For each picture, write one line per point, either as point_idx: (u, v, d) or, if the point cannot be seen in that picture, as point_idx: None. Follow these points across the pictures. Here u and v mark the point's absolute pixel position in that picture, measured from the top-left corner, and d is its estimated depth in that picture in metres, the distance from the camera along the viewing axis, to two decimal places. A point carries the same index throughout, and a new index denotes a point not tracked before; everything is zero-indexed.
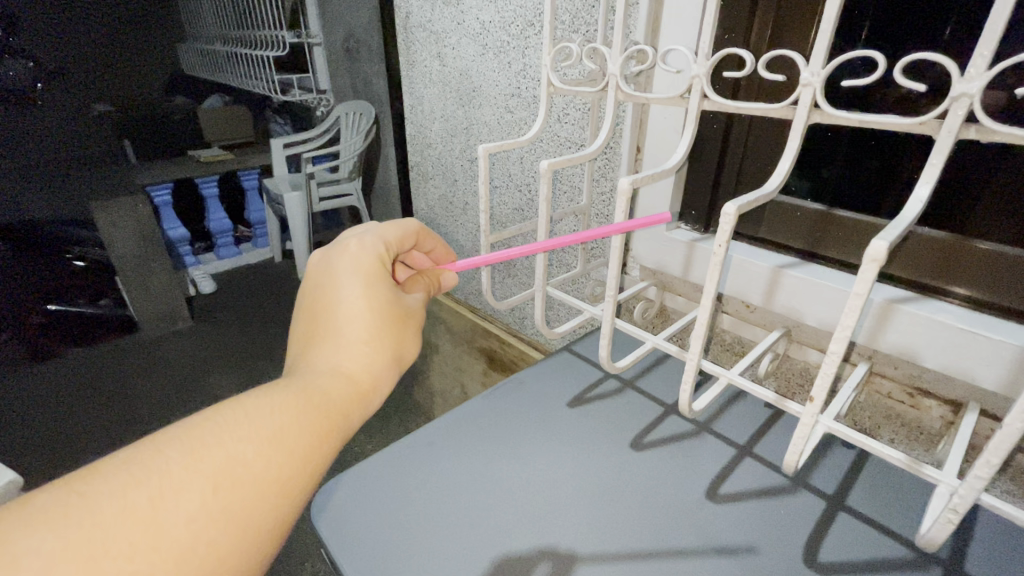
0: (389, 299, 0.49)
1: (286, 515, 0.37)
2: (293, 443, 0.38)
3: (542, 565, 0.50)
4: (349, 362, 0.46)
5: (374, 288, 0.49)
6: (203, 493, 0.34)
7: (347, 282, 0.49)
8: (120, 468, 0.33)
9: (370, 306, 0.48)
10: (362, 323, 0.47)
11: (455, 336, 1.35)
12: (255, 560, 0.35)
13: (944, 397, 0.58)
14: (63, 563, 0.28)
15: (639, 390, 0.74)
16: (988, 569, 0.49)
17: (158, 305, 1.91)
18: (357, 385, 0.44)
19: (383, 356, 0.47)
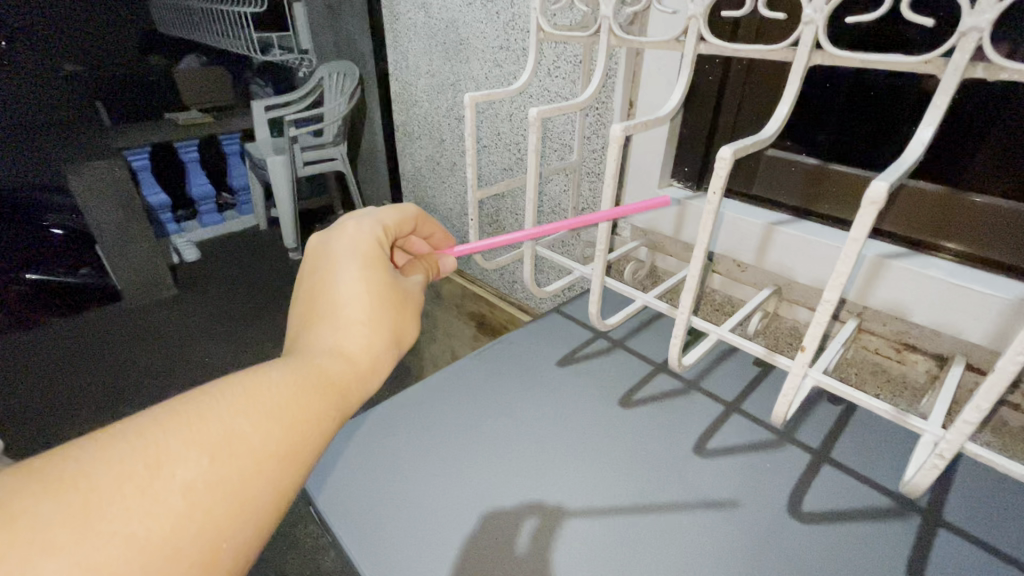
0: (389, 283, 0.48)
1: (286, 493, 0.35)
2: (294, 421, 0.36)
3: (533, 518, 0.51)
4: (348, 341, 0.44)
5: (373, 272, 0.47)
6: (202, 463, 0.31)
7: (346, 264, 0.47)
8: (114, 434, 0.31)
9: (370, 287, 0.46)
10: (362, 303, 0.45)
11: (445, 301, 1.33)
12: (254, 541, 0.32)
13: (930, 352, 0.59)
14: (60, 528, 0.26)
15: (628, 350, 0.73)
16: (964, 516, 0.51)
17: (135, 275, 1.78)
18: (356, 368, 0.42)
19: (383, 336, 0.45)
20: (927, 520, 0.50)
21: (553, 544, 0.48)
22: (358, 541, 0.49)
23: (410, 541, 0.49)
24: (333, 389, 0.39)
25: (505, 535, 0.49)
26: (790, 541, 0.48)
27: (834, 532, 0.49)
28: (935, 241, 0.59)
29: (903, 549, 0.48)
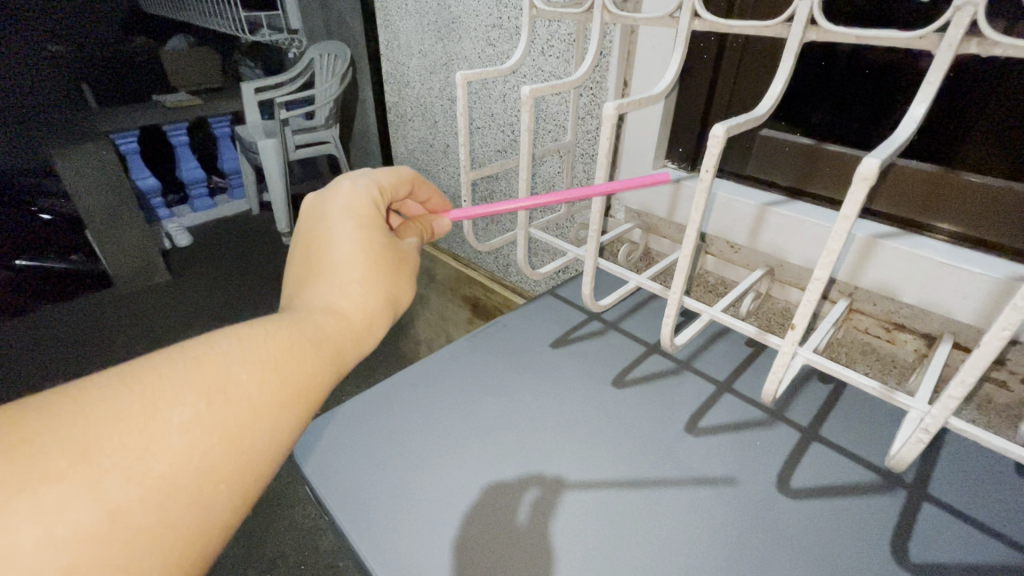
0: (386, 244, 0.48)
1: (283, 440, 0.36)
2: (288, 372, 0.37)
3: (526, 495, 0.51)
4: (344, 299, 0.44)
5: (369, 231, 0.48)
6: (198, 407, 0.32)
7: (341, 223, 0.47)
8: (116, 375, 0.32)
9: (365, 248, 0.46)
10: (356, 262, 0.46)
11: (440, 285, 1.33)
12: (250, 483, 0.34)
13: (919, 331, 0.59)
14: (63, 459, 0.28)
15: (622, 331, 0.74)
16: (948, 490, 0.52)
17: (128, 261, 1.87)
18: (352, 324, 0.43)
19: (378, 296, 0.46)
20: (911, 495, 0.52)
21: (547, 519, 0.49)
22: (354, 519, 0.50)
23: (405, 518, 0.50)
24: (327, 345, 0.40)
25: (500, 512, 0.50)
26: (778, 515, 0.50)
27: (821, 507, 0.50)
28: (926, 220, 0.59)
29: (887, 523, 0.49)
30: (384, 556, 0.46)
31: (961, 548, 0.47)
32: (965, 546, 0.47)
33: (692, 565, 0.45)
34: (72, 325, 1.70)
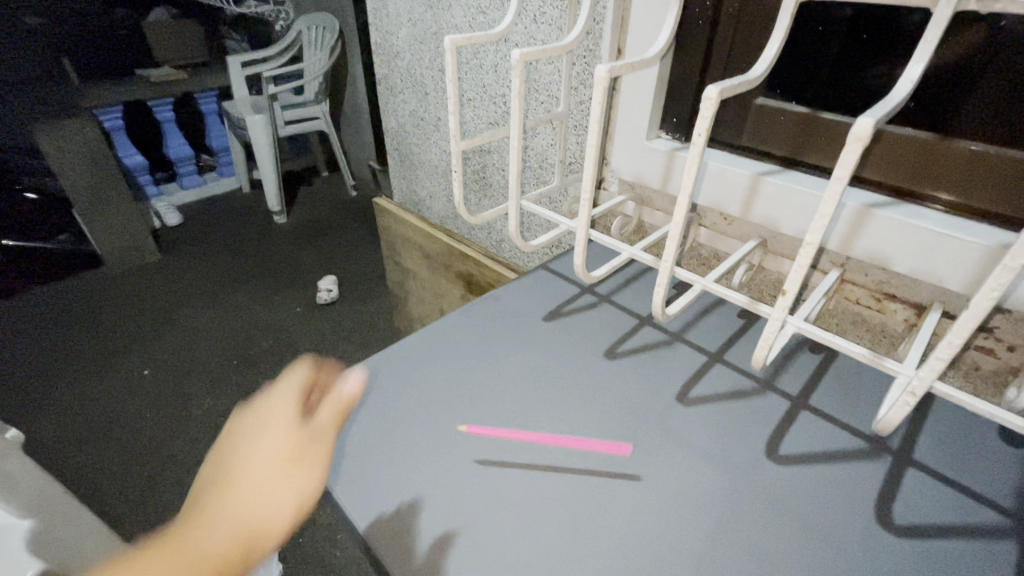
0: (295, 471, 0.39)
1: None
2: None
3: (518, 464, 0.52)
4: (228, 525, 0.36)
5: (281, 461, 0.40)
6: None
7: (258, 445, 0.41)
8: None
9: (267, 476, 0.39)
10: (254, 489, 0.38)
11: (432, 261, 1.33)
12: None
13: (909, 300, 0.60)
14: None
15: (614, 304, 0.74)
16: (933, 456, 0.53)
17: (118, 240, 2.09)
18: (229, 552, 0.35)
19: (272, 519, 0.37)
20: (897, 461, 0.52)
21: (536, 488, 0.50)
22: (347, 490, 0.50)
23: (399, 488, 0.50)
24: None
25: (491, 481, 0.50)
26: (765, 481, 0.50)
27: (809, 473, 0.51)
28: (918, 188, 0.59)
29: (872, 488, 0.50)
30: (379, 525, 0.47)
31: (944, 511, 0.48)
32: (948, 510, 0.48)
33: (679, 529, 0.47)
34: (87, 301, 1.96)
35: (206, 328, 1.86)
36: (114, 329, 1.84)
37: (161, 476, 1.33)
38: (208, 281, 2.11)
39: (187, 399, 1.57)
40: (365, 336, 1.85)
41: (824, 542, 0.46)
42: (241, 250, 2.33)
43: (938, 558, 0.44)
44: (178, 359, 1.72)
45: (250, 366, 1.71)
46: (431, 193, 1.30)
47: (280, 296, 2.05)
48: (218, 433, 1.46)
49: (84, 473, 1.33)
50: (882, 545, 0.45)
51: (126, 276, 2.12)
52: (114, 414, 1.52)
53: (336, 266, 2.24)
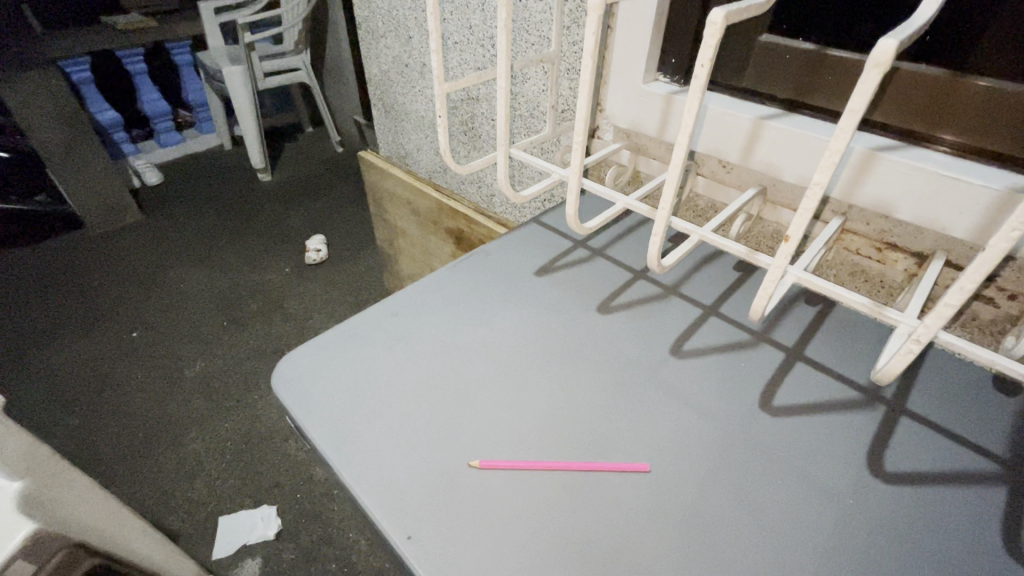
0: None
1: None
2: None
3: (509, 419, 0.51)
4: None
5: None
6: None
7: None
8: None
9: None
10: None
11: (421, 218, 1.29)
12: None
13: (912, 249, 0.58)
14: None
15: (608, 258, 0.71)
16: (927, 404, 0.52)
17: (94, 201, 2.03)
18: None
19: None
20: (890, 410, 0.52)
21: (533, 458, 0.48)
22: (334, 446, 0.49)
23: (388, 444, 0.49)
24: None
25: (490, 472, 0.47)
26: (759, 433, 0.50)
27: (803, 423, 0.51)
28: (931, 131, 0.56)
29: (864, 436, 0.50)
30: (369, 482, 0.46)
31: (934, 458, 0.48)
32: (937, 457, 0.48)
33: (672, 481, 0.46)
34: (69, 267, 1.91)
35: (194, 290, 1.83)
36: (99, 292, 1.81)
37: (158, 436, 1.34)
38: (194, 241, 2.07)
39: (179, 360, 1.56)
40: (358, 295, 1.83)
41: (815, 490, 0.46)
42: (226, 210, 2.27)
43: (923, 505, 0.45)
44: (167, 321, 1.70)
45: (241, 327, 1.69)
46: (418, 145, 1.25)
47: (269, 256, 2.01)
48: (212, 393, 1.46)
49: (78, 434, 1.34)
50: (872, 492, 0.46)
51: (109, 239, 2.07)
52: (105, 376, 1.51)
53: (325, 225, 2.19)
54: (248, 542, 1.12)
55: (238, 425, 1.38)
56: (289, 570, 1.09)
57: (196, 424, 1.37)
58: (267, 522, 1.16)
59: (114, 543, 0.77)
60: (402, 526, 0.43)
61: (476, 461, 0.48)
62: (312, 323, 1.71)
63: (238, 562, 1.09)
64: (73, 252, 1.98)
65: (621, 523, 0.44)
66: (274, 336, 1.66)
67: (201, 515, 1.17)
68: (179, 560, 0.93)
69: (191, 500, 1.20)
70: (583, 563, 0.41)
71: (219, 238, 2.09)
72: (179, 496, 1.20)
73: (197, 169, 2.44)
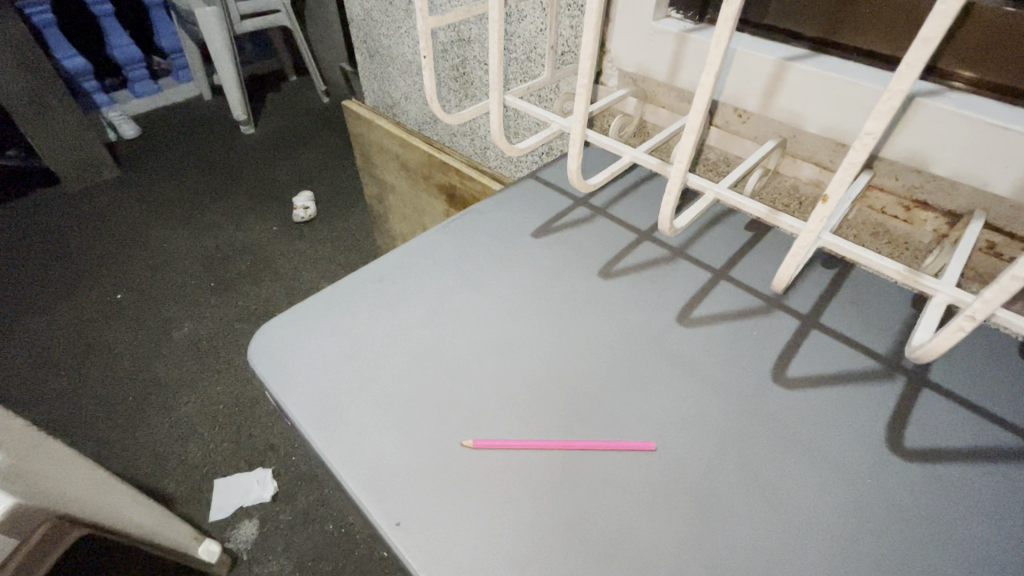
0: None
1: None
2: None
3: (504, 393, 0.48)
4: None
5: None
6: None
7: None
8: None
9: None
10: None
11: (411, 173, 1.22)
12: None
13: (944, 209, 0.53)
14: None
15: (611, 217, 0.66)
16: (950, 375, 0.49)
17: (68, 156, 1.93)
18: None
19: None
20: (911, 381, 0.49)
21: (530, 437, 0.45)
22: (317, 425, 0.45)
23: (374, 421, 0.46)
24: None
25: (484, 452, 0.44)
26: (772, 407, 0.47)
27: (819, 397, 0.48)
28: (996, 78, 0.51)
29: (883, 410, 0.47)
30: (353, 463, 0.43)
31: (957, 434, 0.45)
32: (962, 432, 0.45)
33: (680, 461, 0.43)
34: (46, 226, 1.84)
35: (179, 249, 1.77)
36: (79, 252, 1.74)
37: (148, 401, 1.31)
38: (176, 199, 1.98)
39: (166, 322, 1.52)
40: (349, 255, 1.78)
41: (831, 469, 0.43)
42: (208, 165, 2.17)
43: (945, 484, 0.42)
44: (152, 282, 1.65)
45: (229, 288, 1.64)
46: (406, 94, 1.16)
47: (255, 213, 1.94)
48: (202, 356, 1.43)
49: (66, 398, 1.32)
50: (890, 471, 0.43)
51: (87, 196, 1.98)
52: (90, 339, 1.47)
53: (313, 181, 2.10)
54: (244, 504, 1.13)
55: (229, 388, 1.35)
56: (287, 530, 1.10)
57: (187, 388, 1.35)
58: (263, 485, 1.16)
59: (104, 512, 0.75)
60: (388, 511, 0.40)
61: (470, 440, 0.44)
62: (302, 284, 1.66)
63: (236, 524, 1.10)
64: (50, 210, 1.90)
65: (623, 505, 0.41)
66: (264, 297, 1.61)
67: (196, 478, 1.16)
68: (177, 524, 0.92)
69: (185, 463, 1.19)
70: (583, 547, 0.39)
71: (202, 195, 2.01)
72: (173, 459, 1.19)
73: (178, 126, 2.35)
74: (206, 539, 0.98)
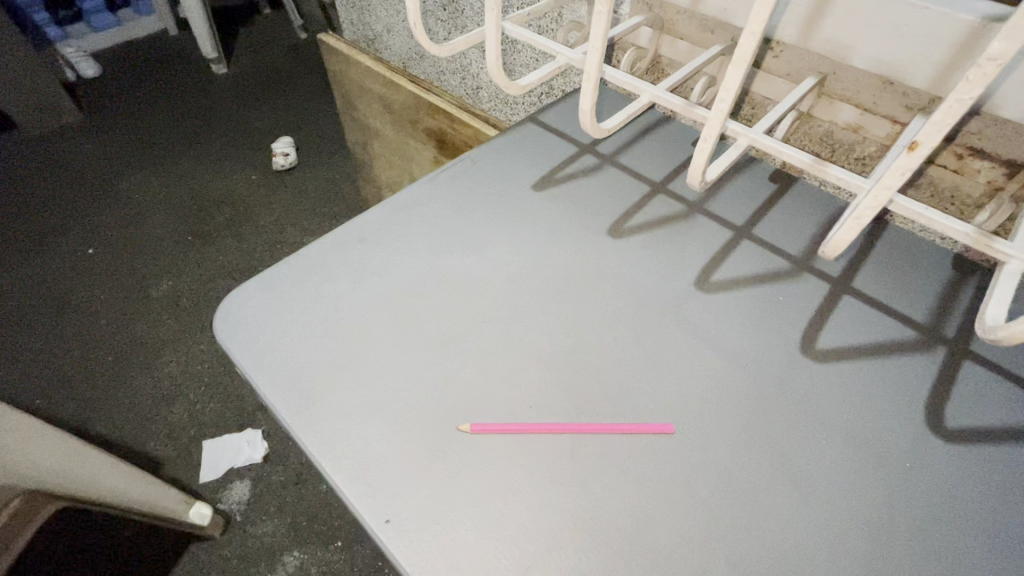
0: None
1: None
2: None
3: (504, 369, 0.43)
4: None
5: None
6: None
7: None
8: None
9: None
10: None
11: (396, 116, 1.12)
12: None
13: (1003, 157, 0.46)
14: None
15: (620, 167, 0.59)
16: (995, 346, 0.44)
17: (22, 97, 1.77)
18: None
19: None
20: (952, 352, 0.44)
21: (535, 421, 0.40)
22: (296, 408, 0.40)
23: (359, 404, 0.41)
24: None
25: (484, 437, 0.39)
26: (801, 383, 0.42)
27: (851, 370, 0.43)
28: None
29: (923, 385, 0.42)
30: (336, 454, 0.38)
31: (1001, 412, 0.41)
32: (1008, 410, 0.41)
33: (699, 445, 0.39)
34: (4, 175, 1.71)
35: (151, 200, 1.66)
36: (42, 203, 1.63)
37: (129, 361, 1.26)
38: (145, 145, 1.85)
39: (142, 278, 1.45)
40: (333, 207, 1.68)
41: (866, 453, 0.39)
42: (178, 108, 2.01)
43: (990, 469, 0.38)
44: (124, 235, 1.56)
45: (208, 241, 1.56)
46: (389, 26, 1.04)
47: (231, 161, 1.82)
48: (182, 313, 1.37)
49: (42, 358, 1.27)
50: (932, 453, 0.39)
51: (47, 142, 1.84)
52: (63, 296, 1.40)
53: (292, 126, 1.97)
54: (235, 466, 1.11)
55: (213, 347, 1.30)
56: (279, 490, 1.08)
57: (169, 347, 1.30)
58: (252, 445, 1.13)
59: (81, 483, 0.70)
60: (377, 508, 0.36)
61: (467, 423, 0.40)
62: (286, 238, 1.58)
63: (227, 485, 1.08)
64: (7, 158, 1.77)
65: (640, 494, 0.37)
66: (245, 252, 1.54)
67: (184, 439, 1.13)
68: (163, 490, 0.87)
69: (171, 425, 1.15)
70: (594, 543, 0.35)
71: (173, 141, 1.87)
72: (158, 420, 1.16)
73: (143, 67, 2.18)
74: (195, 503, 0.95)
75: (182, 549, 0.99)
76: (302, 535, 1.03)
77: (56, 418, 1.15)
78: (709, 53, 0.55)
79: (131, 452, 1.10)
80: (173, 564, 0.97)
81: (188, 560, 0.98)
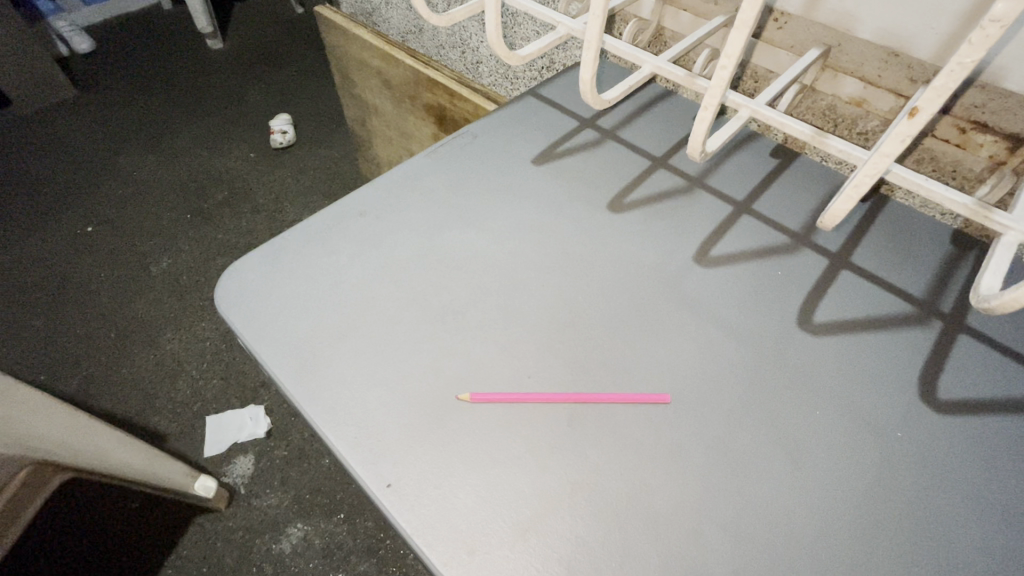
0: None
1: None
2: None
3: (502, 341, 0.43)
4: None
5: None
6: None
7: None
8: None
9: None
10: None
11: (395, 92, 1.10)
12: None
13: (1006, 131, 0.46)
14: None
15: (620, 141, 0.58)
16: (989, 321, 0.45)
17: (18, 73, 1.75)
18: None
19: None
20: (948, 326, 0.44)
21: (532, 396, 0.40)
22: (298, 379, 0.41)
23: (359, 375, 0.41)
24: None
25: (482, 407, 0.40)
26: (796, 356, 0.43)
27: (847, 343, 0.44)
28: None
29: (918, 358, 0.43)
30: (338, 421, 0.39)
31: (993, 384, 0.41)
32: (998, 382, 0.42)
33: (695, 417, 0.40)
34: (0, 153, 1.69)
35: (148, 178, 1.65)
36: (39, 182, 1.61)
37: (131, 338, 1.27)
38: (141, 122, 1.82)
39: (142, 256, 1.44)
40: (331, 184, 1.67)
41: (859, 423, 0.40)
42: (174, 84, 1.98)
43: (979, 439, 0.39)
44: (123, 213, 1.55)
45: (208, 219, 1.55)
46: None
47: (229, 138, 1.80)
48: (183, 291, 1.37)
49: (45, 336, 1.27)
50: (923, 424, 0.40)
51: (42, 119, 1.82)
52: (64, 274, 1.40)
53: (289, 102, 1.94)
54: (238, 441, 1.12)
55: (215, 325, 1.30)
56: (283, 465, 1.10)
57: (171, 324, 1.30)
58: (255, 421, 1.15)
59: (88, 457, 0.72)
60: (378, 473, 0.37)
61: (466, 394, 0.40)
62: (284, 216, 1.57)
63: (231, 459, 1.10)
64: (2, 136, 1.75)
65: (637, 462, 0.38)
66: (244, 230, 1.53)
67: (187, 415, 1.15)
68: (167, 465, 0.89)
69: (176, 401, 1.17)
70: (592, 508, 0.36)
71: (170, 118, 1.85)
72: (162, 397, 1.17)
73: (137, 42, 2.14)
74: (201, 477, 0.97)
75: (189, 519, 1.02)
76: (305, 508, 1.05)
77: (61, 393, 1.17)
78: (712, 23, 0.54)
79: (136, 428, 1.11)
80: (180, 534, 1.00)
81: (194, 533, 1.00)
